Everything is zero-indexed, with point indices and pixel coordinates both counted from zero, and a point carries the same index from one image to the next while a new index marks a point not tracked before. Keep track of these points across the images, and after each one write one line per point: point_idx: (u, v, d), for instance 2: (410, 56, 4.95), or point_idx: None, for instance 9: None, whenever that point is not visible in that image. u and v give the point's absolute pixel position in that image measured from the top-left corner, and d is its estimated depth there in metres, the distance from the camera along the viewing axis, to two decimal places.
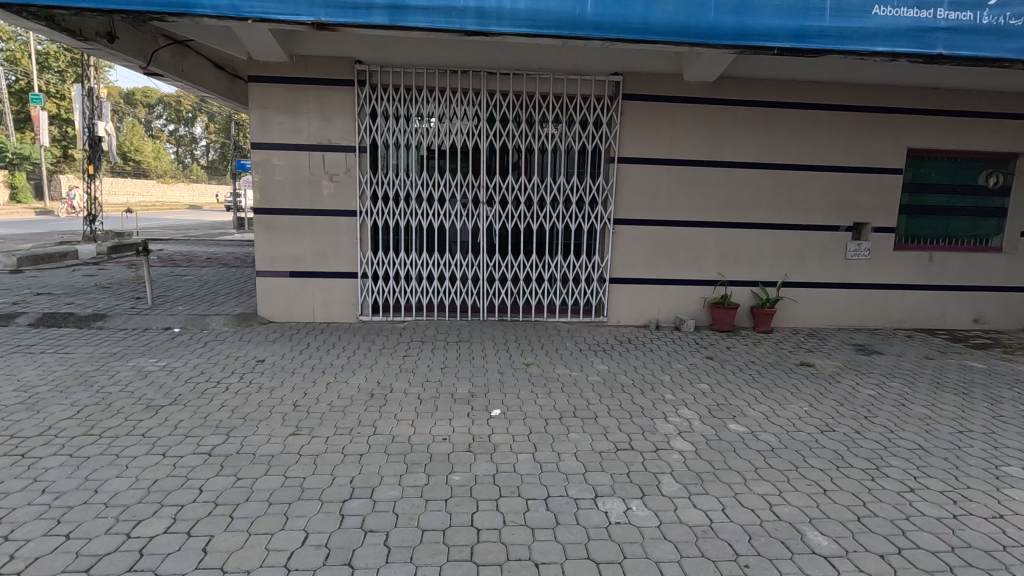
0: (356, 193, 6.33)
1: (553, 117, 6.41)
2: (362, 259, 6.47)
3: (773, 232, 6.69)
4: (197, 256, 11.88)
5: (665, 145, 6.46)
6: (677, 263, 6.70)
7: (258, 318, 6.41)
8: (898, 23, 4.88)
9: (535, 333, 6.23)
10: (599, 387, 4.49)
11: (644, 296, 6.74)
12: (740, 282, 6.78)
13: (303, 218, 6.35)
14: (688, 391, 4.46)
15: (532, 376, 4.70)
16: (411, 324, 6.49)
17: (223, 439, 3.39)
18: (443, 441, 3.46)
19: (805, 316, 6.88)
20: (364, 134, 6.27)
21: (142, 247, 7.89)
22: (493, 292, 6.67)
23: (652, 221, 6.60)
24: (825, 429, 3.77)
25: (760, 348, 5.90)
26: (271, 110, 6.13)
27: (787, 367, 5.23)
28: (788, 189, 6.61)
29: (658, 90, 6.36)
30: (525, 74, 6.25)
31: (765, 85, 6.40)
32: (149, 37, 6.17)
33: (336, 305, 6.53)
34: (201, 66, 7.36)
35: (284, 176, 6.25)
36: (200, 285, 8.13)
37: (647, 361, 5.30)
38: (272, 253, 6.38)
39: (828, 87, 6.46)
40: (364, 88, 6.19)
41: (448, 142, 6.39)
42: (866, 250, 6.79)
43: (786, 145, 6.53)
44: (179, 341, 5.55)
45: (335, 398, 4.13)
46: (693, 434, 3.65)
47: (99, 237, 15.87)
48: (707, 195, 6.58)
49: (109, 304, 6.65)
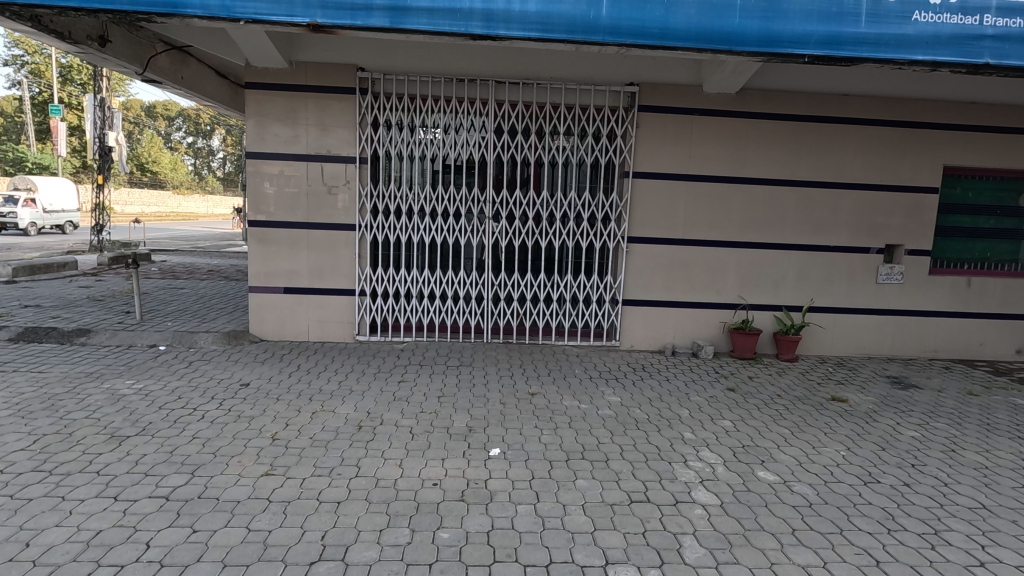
0: (356, 206, 6.02)
1: (565, 129, 6.08)
2: (362, 275, 6.13)
3: (798, 254, 6.26)
4: (199, 268, 11.67)
5: (683, 160, 6.09)
6: (694, 284, 6.28)
7: (249, 336, 6.07)
8: (940, 30, 4.49)
9: (542, 358, 5.82)
10: (610, 423, 4.07)
11: (659, 320, 6.32)
12: (762, 306, 6.33)
13: (299, 231, 6.04)
14: (709, 430, 4.02)
15: (537, 409, 4.29)
16: (411, 346, 6.11)
17: (185, 480, 3.01)
18: (433, 486, 3.06)
19: (833, 344, 6.41)
20: (365, 144, 5.97)
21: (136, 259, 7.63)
22: (499, 312, 6.30)
23: (669, 240, 6.20)
24: (869, 482, 3.31)
25: (785, 379, 5.44)
26: (268, 118, 5.86)
27: (817, 402, 4.77)
28: (814, 208, 6.20)
29: (676, 102, 6.01)
30: (535, 84, 5.93)
31: (791, 97, 6.03)
32: (146, 42, 5.97)
33: (332, 323, 6.18)
34: (202, 74, 7.17)
35: (280, 187, 5.95)
36: (196, 299, 7.84)
37: (662, 393, 4.87)
38: (266, 268, 6.06)
39: (858, 100, 6.07)
40: (366, 97, 5.90)
41: (454, 154, 6.07)
42: (898, 274, 6.33)
43: (813, 162, 6.13)
44: (163, 360, 5.21)
45: (319, 431, 3.75)
46: (717, 483, 3.21)
47: (106, 247, 15.83)
48: (727, 213, 6.18)
49: (97, 318, 6.36)
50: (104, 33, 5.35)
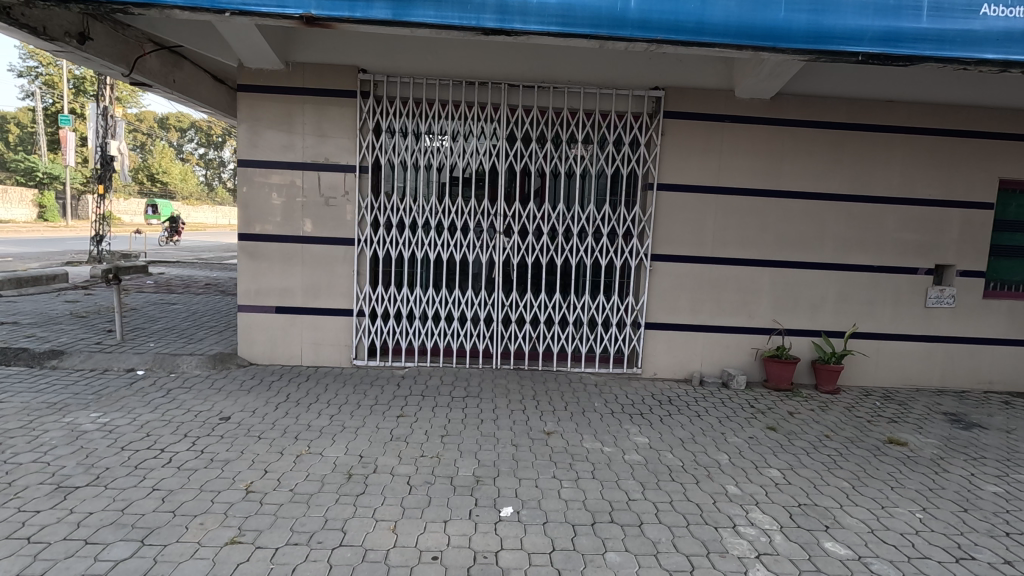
0: (355, 219, 5.53)
1: (583, 137, 5.59)
2: (360, 294, 5.62)
3: (839, 274, 5.71)
4: (197, 281, 11.23)
5: (713, 171, 5.58)
6: (723, 306, 5.73)
7: (237, 359, 5.56)
8: (1013, 25, 3.95)
9: (557, 387, 5.28)
10: (641, 473, 3.51)
11: (684, 345, 5.76)
12: (799, 331, 5.76)
13: (293, 246, 5.55)
14: (756, 482, 3.45)
15: (554, 453, 3.75)
16: (412, 372, 5.58)
17: (131, 551, 2.50)
18: (432, 561, 2.53)
19: (878, 374, 5.81)
20: (366, 152, 5.49)
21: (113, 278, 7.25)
22: (509, 336, 5.77)
23: (697, 259, 5.67)
24: (961, 558, 2.73)
25: (831, 416, 4.85)
26: (261, 124, 5.41)
27: (873, 446, 4.19)
28: (857, 224, 5.65)
29: (706, 108, 5.51)
30: (552, 87, 5.45)
31: (832, 103, 5.51)
32: (132, 41, 5.56)
33: (328, 346, 5.66)
34: (197, 77, 6.77)
35: (274, 198, 5.48)
36: (185, 316, 7.36)
37: (694, 431, 4.31)
38: (257, 285, 5.57)
39: (904, 107, 5.54)
40: (368, 101, 5.44)
41: (462, 164, 5.59)
42: (949, 297, 5.75)
43: (856, 174, 5.59)
44: (137, 388, 4.70)
45: (302, 481, 3.22)
46: (778, 559, 2.65)
47: (105, 259, 15.49)
48: (761, 230, 5.64)
49: (73, 338, 5.88)
50: (84, 29, 4.92)
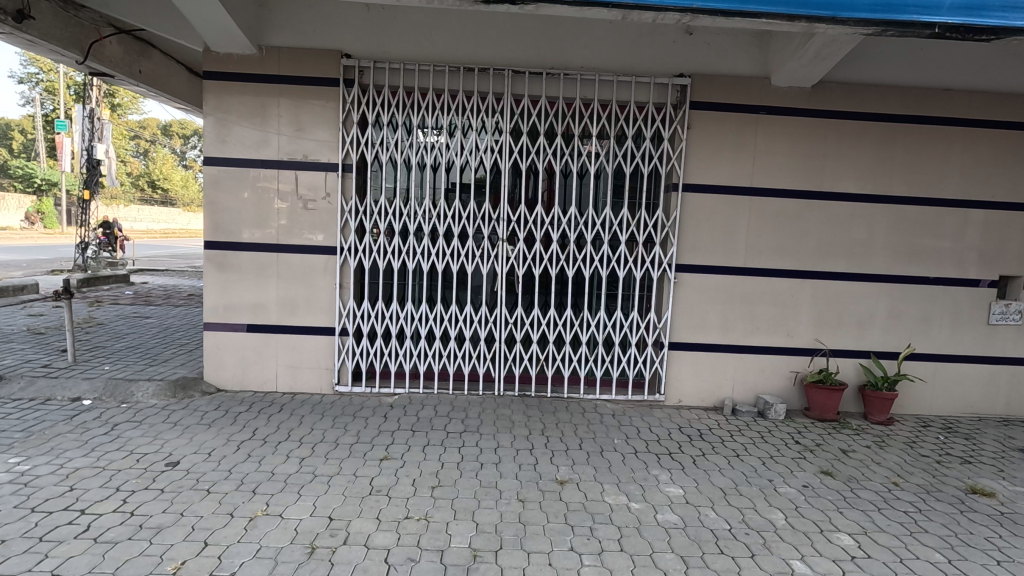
0: (338, 225, 4.84)
1: (598, 131, 4.91)
2: (343, 310, 4.92)
3: (890, 287, 4.99)
4: (180, 291, 10.50)
5: (745, 170, 4.89)
6: (758, 324, 5.02)
7: (202, 385, 4.86)
8: None
9: (569, 418, 4.56)
10: (680, 544, 2.81)
11: (713, 369, 5.05)
12: (845, 351, 5.05)
13: (267, 256, 4.86)
14: (826, 557, 2.74)
15: (570, 514, 3.04)
16: (403, 400, 4.88)
17: None
18: None
19: (935, 401, 5.09)
20: (350, 148, 4.81)
21: (63, 295, 5.61)
22: (513, 358, 5.06)
23: (728, 270, 4.97)
24: None
25: (892, 456, 4.12)
26: (230, 117, 4.74)
27: (955, 498, 3.46)
28: (910, 230, 4.94)
29: (738, 98, 4.83)
30: (561, 74, 4.77)
31: (884, 92, 4.81)
32: (86, 23, 4.91)
33: (306, 369, 4.96)
34: (167, 68, 6.12)
35: (245, 200, 4.80)
36: (155, 333, 6.66)
37: (737, 478, 3.60)
38: (226, 300, 4.89)
39: (964, 96, 4.84)
40: (352, 90, 4.76)
41: (460, 163, 4.92)
42: (1016, 313, 5.03)
43: (910, 173, 4.89)
44: (77, 424, 4.01)
45: (250, 561, 2.52)
46: None
47: (89, 268, 14.76)
48: (801, 237, 4.94)
49: (20, 360, 5.19)
50: (24, 7, 4.27)
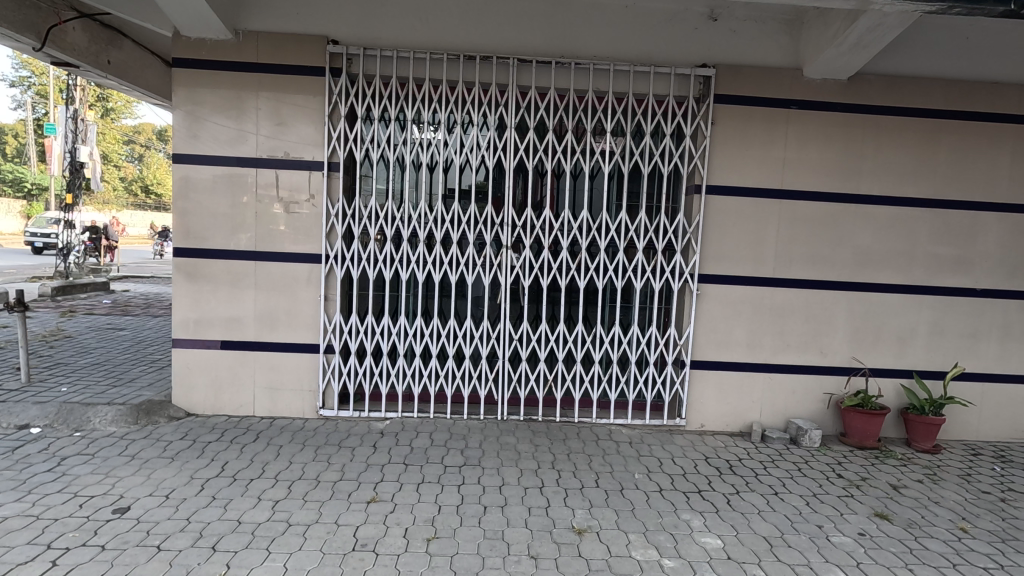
0: (323, 229, 4.34)
1: (612, 127, 4.43)
2: (328, 325, 4.42)
3: (933, 300, 4.53)
4: (162, 300, 9.93)
5: (775, 171, 4.42)
6: (788, 341, 4.53)
7: (170, 410, 4.33)
8: None
9: (582, 447, 4.06)
10: None
11: (739, 390, 4.56)
12: (884, 371, 4.57)
13: (244, 265, 4.36)
14: None
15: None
16: (395, 426, 4.37)
17: None
18: None
19: (981, 426, 4.61)
20: (337, 145, 4.32)
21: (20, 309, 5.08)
22: (517, 379, 4.57)
23: (755, 281, 4.49)
24: None
25: (949, 492, 3.63)
26: (203, 110, 4.24)
27: None
28: (955, 237, 4.48)
29: (768, 90, 4.36)
30: (572, 63, 4.30)
31: (927, 86, 4.36)
32: (43, 5, 4.41)
33: (287, 391, 4.45)
34: (138, 59, 5.60)
35: (219, 203, 4.30)
36: (126, 347, 6.11)
37: (781, 524, 3.09)
38: (197, 313, 4.37)
39: (1015, 89, 4.39)
40: (339, 80, 4.27)
41: (459, 162, 4.43)
42: None
43: (955, 174, 4.44)
44: (18, 458, 3.49)
45: None
46: None
47: (72, 275, 14.16)
48: (836, 245, 4.47)
49: None
50: None
